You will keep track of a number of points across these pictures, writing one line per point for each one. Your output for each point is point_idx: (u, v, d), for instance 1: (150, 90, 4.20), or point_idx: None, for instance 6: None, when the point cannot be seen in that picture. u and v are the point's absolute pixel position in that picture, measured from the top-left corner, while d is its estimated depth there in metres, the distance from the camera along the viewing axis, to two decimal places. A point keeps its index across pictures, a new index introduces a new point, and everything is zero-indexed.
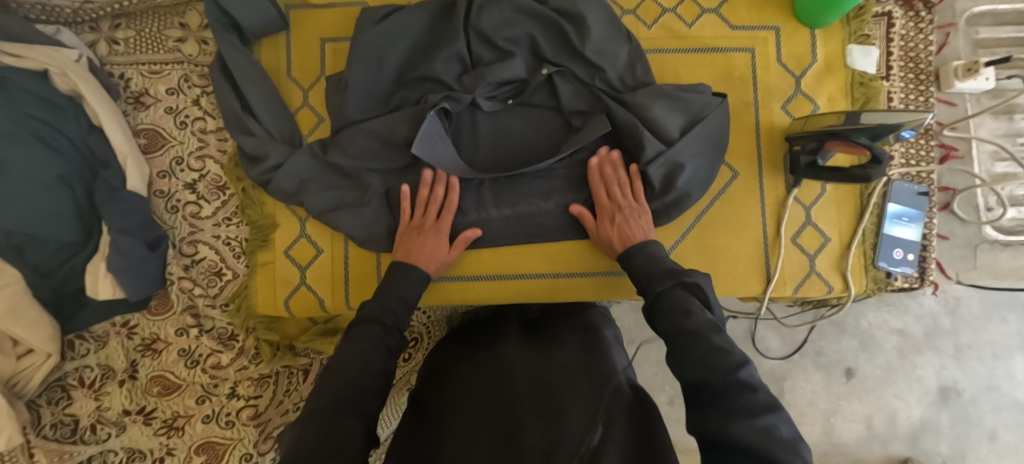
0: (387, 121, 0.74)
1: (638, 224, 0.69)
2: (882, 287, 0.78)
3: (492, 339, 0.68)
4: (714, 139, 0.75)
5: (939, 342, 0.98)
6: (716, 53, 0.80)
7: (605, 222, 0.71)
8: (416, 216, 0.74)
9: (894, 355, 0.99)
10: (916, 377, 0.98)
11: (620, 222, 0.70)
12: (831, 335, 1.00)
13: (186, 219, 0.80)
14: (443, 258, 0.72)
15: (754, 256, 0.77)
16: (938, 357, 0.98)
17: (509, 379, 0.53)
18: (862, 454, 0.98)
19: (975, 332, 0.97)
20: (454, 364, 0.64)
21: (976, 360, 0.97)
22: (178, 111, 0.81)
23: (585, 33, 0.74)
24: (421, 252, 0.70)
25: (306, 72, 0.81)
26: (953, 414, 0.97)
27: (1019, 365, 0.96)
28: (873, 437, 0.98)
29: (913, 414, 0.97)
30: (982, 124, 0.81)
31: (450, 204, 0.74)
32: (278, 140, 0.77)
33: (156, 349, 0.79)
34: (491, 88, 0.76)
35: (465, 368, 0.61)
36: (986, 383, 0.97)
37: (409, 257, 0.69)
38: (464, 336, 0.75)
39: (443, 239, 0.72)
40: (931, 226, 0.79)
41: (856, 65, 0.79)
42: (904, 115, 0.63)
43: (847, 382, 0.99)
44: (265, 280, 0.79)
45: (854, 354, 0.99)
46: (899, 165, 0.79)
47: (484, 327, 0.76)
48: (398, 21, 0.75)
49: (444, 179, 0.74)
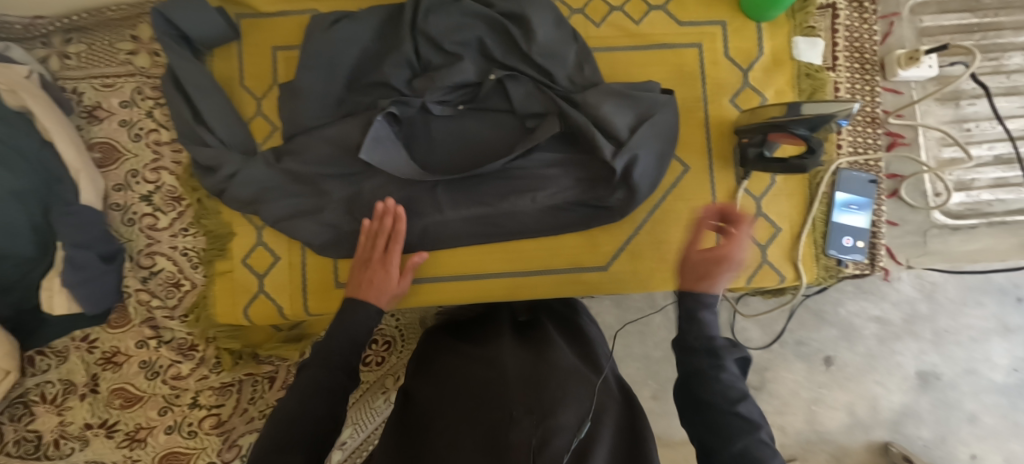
0: (341, 128, 0.74)
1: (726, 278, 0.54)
2: (833, 275, 0.79)
3: (484, 336, 0.67)
4: (666, 135, 0.75)
5: (918, 328, 1.01)
6: (667, 49, 0.81)
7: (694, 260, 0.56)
8: (365, 249, 0.72)
9: (874, 342, 1.02)
10: (896, 363, 1.02)
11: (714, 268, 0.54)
12: (811, 324, 1.03)
13: (143, 231, 0.80)
14: (395, 290, 0.70)
15: (707, 248, 0.78)
16: (917, 342, 1.02)
17: (499, 374, 0.52)
18: (846, 441, 1.01)
19: (952, 317, 1.01)
20: (443, 359, 0.63)
21: (954, 344, 1.01)
22: (132, 124, 0.81)
23: (531, 35, 0.75)
24: (369, 286, 0.67)
25: (259, 80, 0.81)
26: (933, 398, 1.01)
27: (996, 348, 1.00)
28: (856, 424, 1.02)
29: (894, 400, 1.01)
30: (928, 111, 0.82)
31: (398, 234, 0.72)
32: (231, 150, 0.77)
33: (117, 362, 0.79)
34: (442, 93, 0.76)
35: (455, 363, 0.59)
36: (965, 366, 1.00)
37: (357, 294, 0.66)
38: (453, 332, 0.73)
39: (395, 271, 0.70)
40: (881, 213, 0.80)
41: (802, 57, 0.80)
42: (834, 105, 0.63)
43: (827, 370, 1.02)
44: (223, 288, 0.79)
45: (835, 342, 1.02)
46: (847, 153, 0.80)
47: (459, 325, 0.76)
48: (349, 28, 0.76)
49: (393, 208, 0.72)
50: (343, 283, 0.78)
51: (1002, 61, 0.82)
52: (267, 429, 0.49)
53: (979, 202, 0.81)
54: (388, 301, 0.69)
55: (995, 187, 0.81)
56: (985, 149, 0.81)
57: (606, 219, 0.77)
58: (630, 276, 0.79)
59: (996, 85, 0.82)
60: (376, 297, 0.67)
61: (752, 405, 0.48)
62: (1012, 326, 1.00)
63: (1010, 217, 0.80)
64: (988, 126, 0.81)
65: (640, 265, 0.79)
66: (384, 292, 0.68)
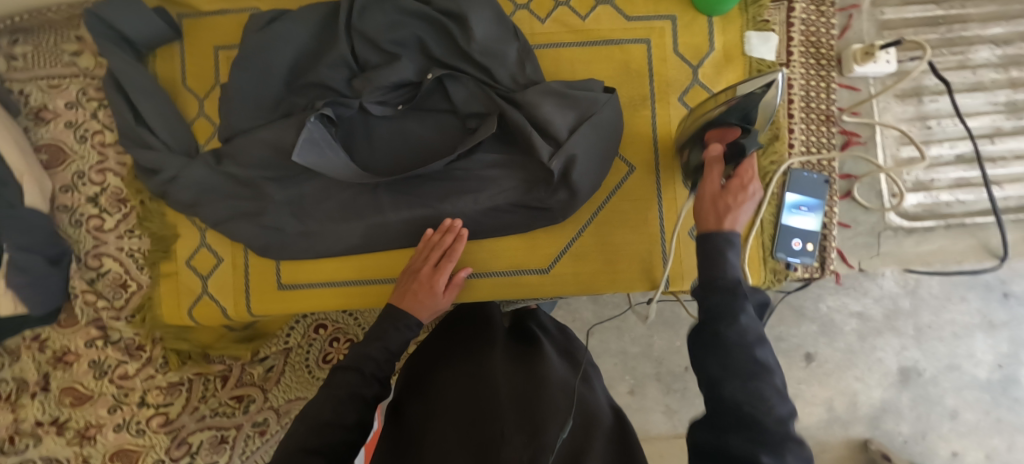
0: (276, 130, 0.72)
1: (753, 198, 0.50)
2: (780, 278, 0.78)
3: (476, 339, 0.65)
4: (608, 135, 0.73)
5: (899, 324, 1.00)
6: (612, 46, 0.78)
7: (712, 189, 0.53)
8: (418, 259, 0.72)
9: (854, 338, 1.01)
10: (876, 359, 1.01)
11: (736, 185, 0.51)
12: (790, 320, 1.02)
13: (90, 232, 0.81)
14: (438, 304, 0.69)
15: (650, 251, 0.77)
16: (898, 338, 1.00)
17: (493, 393, 0.50)
18: (823, 437, 1.01)
19: (935, 312, 1.00)
20: (435, 370, 0.61)
21: (936, 340, 1.00)
22: (78, 125, 0.82)
23: (469, 33, 0.73)
24: (413, 301, 0.67)
25: (200, 81, 0.81)
26: (913, 394, 1.00)
27: (979, 344, 0.99)
28: (834, 420, 1.01)
29: (873, 395, 1.01)
30: (887, 108, 0.80)
31: (455, 248, 0.71)
32: (172, 151, 0.77)
33: (67, 361, 0.80)
34: (381, 93, 0.75)
35: (449, 375, 0.58)
36: (946, 362, 1.00)
37: (401, 305, 0.67)
38: (443, 331, 0.71)
39: (439, 286, 0.69)
40: (832, 215, 0.78)
41: (754, 53, 0.77)
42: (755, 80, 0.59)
43: (806, 366, 1.01)
44: (168, 289, 0.79)
45: (814, 338, 1.01)
46: (799, 153, 0.78)
47: (449, 321, 0.74)
48: (283, 27, 0.75)
49: (455, 228, 0.72)
50: (284, 284, 0.79)
51: (969, 55, 0.78)
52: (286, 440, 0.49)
53: (937, 203, 0.79)
54: (430, 314, 0.69)
55: (955, 187, 0.79)
56: (946, 148, 0.78)
57: (546, 221, 0.76)
58: (572, 279, 0.77)
59: (961, 81, 0.78)
60: (418, 312, 0.67)
61: (767, 351, 0.42)
62: (997, 322, 0.99)
63: (969, 219, 0.79)
64: (950, 123, 0.78)
65: (581, 268, 0.77)
66: (427, 307, 0.68)
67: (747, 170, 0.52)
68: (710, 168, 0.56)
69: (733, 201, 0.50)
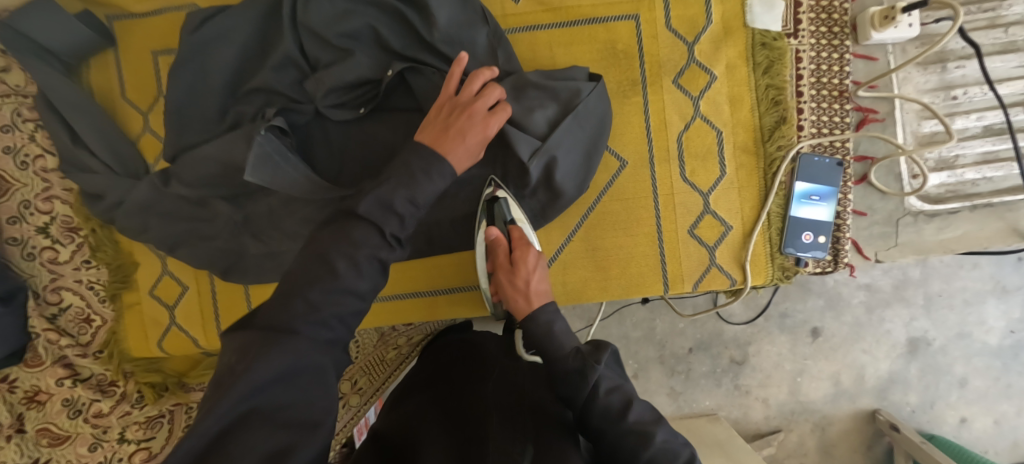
0: (222, 145, 0.65)
1: (536, 265, 0.59)
2: (789, 275, 0.71)
3: (464, 368, 0.57)
4: (596, 125, 0.65)
5: (908, 293, 0.94)
6: (595, 24, 0.70)
7: (506, 275, 0.59)
8: (466, 95, 0.59)
9: (862, 311, 0.96)
10: (884, 331, 0.95)
11: (520, 261, 0.59)
12: (795, 294, 0.97)
13: (44, 265, 0.74)
14: (475, 147, 0.57)
15: (649, 253, 0.71)
16: (908, 308, 0.95)
17: (482, 419, 0.44)
18: (830, 411, 0.97)
19: (945, 280, 0.94)
20: (413, 402, 0.52)
21: (946, 308, 0.94)
22: (16, 150, 0.74)
23: (430, 20, 0.65)
24: (445, 138, 0.55)
25: (141, 93, 0.74)
26: (922, 364, 0.95)
27: (991, 311, 0.94)
28: (840, 393, 0.97)
29: (881, 368, 0.96)
30: (908, 79, 0.71)
31: (502, 111, 0.60)
32: (117, 174, 0.70)
33: (40, 401, 0.75)
34: (337, 95, 0.67)
35: (431, 408, 0.49)
36: (957, 330, 0.94)
37: (439, 147, 0.54)
38: (422, 365, 0.62)
39: (477, 125, 0.57)
40: (846, 201, 0.71)
41: (757, 23, 0.68)
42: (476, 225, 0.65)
43: (812, 341, 0.97)
44: (133, 322, 0.76)
45: (821, 313, 0.96)
46: (809, 135, 0.70)
47: (428, 354, 0.65)
48: (219, 26, 0.66)
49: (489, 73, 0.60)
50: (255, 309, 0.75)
51: (999, 11, 0.69)
52: (217, 383, 0.35)
53: (961, 182, 0.72)
54: (463, 163, 0.56)
55: (982, 163, 0.72)
56: (973, 120, 0.71)
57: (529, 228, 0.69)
58: (561, 289, 0.71)
59: (991, 42, 0.70)
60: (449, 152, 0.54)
61: (641, 407, 0.45)
62: (1010, 287, 0.93)
63: (995, 198, 0.72)
64: (978, 92, 0.70)
65: (572, 275, 0.71)
66: (462, 145, 0.56)
67: (518, 244, 0.60)
68: (494, 254, 0.61)
69: (526, 280, 0.57)
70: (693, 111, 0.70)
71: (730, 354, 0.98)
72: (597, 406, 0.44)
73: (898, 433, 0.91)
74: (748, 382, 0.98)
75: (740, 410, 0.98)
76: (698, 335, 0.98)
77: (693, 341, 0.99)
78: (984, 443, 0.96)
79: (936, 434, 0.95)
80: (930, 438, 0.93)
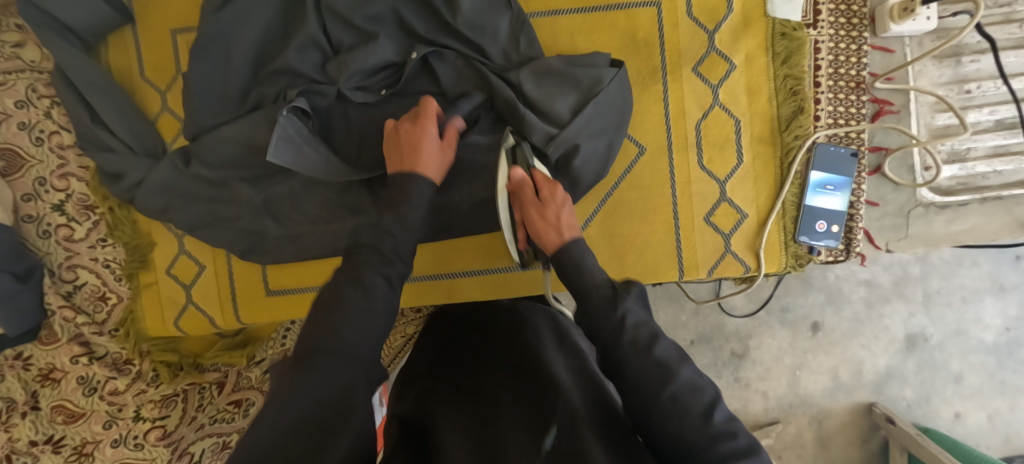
0: (243, 126, 0.65)
1: (564, 201, 0.59)
2: (803, 263, 0.72)
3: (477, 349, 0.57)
4: (619, 111, 0.66)
5: (908, 290, 0.96)
6: (616, 11, 0.70)
7: (535, 211, 0.58)
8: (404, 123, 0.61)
9: (862, 306, 0.97)
10: (883, 327, 0.97)
11: (549, 198, 0.59)
12: (798, 289, 0.98)
13: (59, 243, 0.74)
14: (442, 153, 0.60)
15: (664, 240, 0.71)
16: (907, 305, 0.96)
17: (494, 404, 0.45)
18: (827, 404, 0.99)
19: (944, 278, 0.95)
20: (424, 380, 0.53)
21: (945, 305, 0.96)
22: (31, 126, 0.73)
23: (454, 4, 0.64)
24: (412, 158, 0.57)
25: (161, 72, 0.74)
26: (919, 360, 0.97)
27: (989, 308, 0.96)
28: (838, 387, 0.98)
29: (879, 363, 0.98)
30: (923, 72, 0.72)
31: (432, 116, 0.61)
32: (137, 154, 0.70)
33: (54, 379, 0.74)
34: (358, 77, 0.67)
35: (444, 390, 0.50)
36: (954, 327, 0.96)
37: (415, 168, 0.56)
38: (433, 340, 0.63)
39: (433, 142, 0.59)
40: (859, 192, 0.72)
41: (777, 14, 0.69)
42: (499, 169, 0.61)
43: (812, 335, 0.98)
44: (152, 300, 0.76)
45: (822, 308, 0.98)
46: (824, 125, 0.71)
47: (439, 327, 0.66)
48: (241, 6, 0.66)
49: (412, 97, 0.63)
50: (273, 289, 0.75)
51: (1015, 8, 0.70)
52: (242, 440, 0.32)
53: (972, 175, 0.74)
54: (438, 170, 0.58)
55: (993, 157, 0.73)
56: (985, 114, 0.72)
57: None
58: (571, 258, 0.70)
59: (1006, 38, 0.71)
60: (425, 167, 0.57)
61: (668, 344, 0.43)
62: (1008, 285, 0.95)
63: (1005, 192, 0.73)
64: (991, 87, 0.71)
65: None
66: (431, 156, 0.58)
67: (546, 181, 0.60)
68: (518, 194, 0.59)
69: (557, 215, 0.57)
70: (712, 101, 0.71)
71: (731, 345, 1.00)
72: (624, 339, 0.43)
73: (893, 426, 0.92)
74: (748, 375, 0.99)
75: (740, 402, 0.99)
76: (700, 328, 0.99)
77: (694, 334, 1.00)
78: (977, 437, 0.98)
79: (932, 427, 0.97)
80: (925, 432, 0.94)
